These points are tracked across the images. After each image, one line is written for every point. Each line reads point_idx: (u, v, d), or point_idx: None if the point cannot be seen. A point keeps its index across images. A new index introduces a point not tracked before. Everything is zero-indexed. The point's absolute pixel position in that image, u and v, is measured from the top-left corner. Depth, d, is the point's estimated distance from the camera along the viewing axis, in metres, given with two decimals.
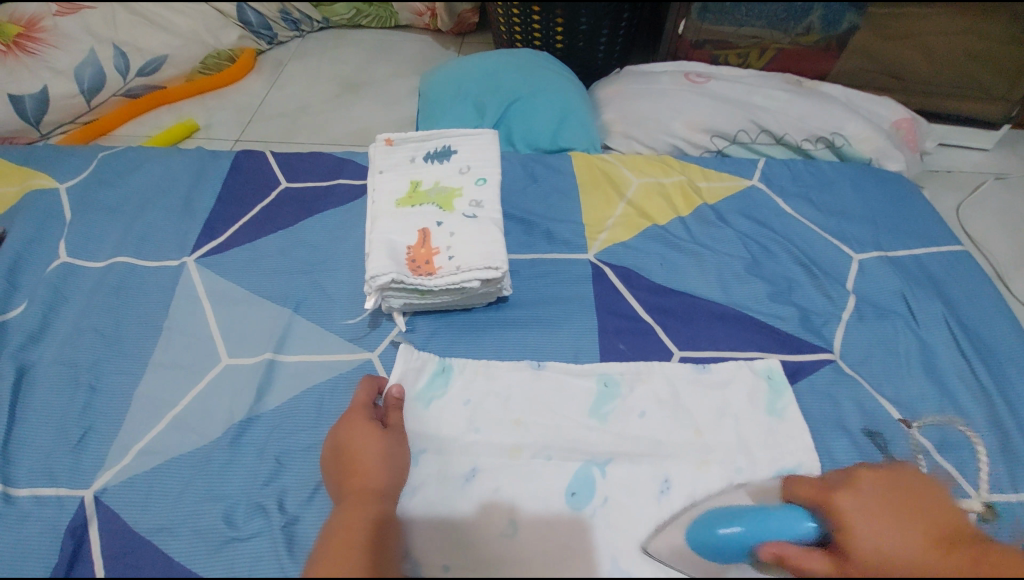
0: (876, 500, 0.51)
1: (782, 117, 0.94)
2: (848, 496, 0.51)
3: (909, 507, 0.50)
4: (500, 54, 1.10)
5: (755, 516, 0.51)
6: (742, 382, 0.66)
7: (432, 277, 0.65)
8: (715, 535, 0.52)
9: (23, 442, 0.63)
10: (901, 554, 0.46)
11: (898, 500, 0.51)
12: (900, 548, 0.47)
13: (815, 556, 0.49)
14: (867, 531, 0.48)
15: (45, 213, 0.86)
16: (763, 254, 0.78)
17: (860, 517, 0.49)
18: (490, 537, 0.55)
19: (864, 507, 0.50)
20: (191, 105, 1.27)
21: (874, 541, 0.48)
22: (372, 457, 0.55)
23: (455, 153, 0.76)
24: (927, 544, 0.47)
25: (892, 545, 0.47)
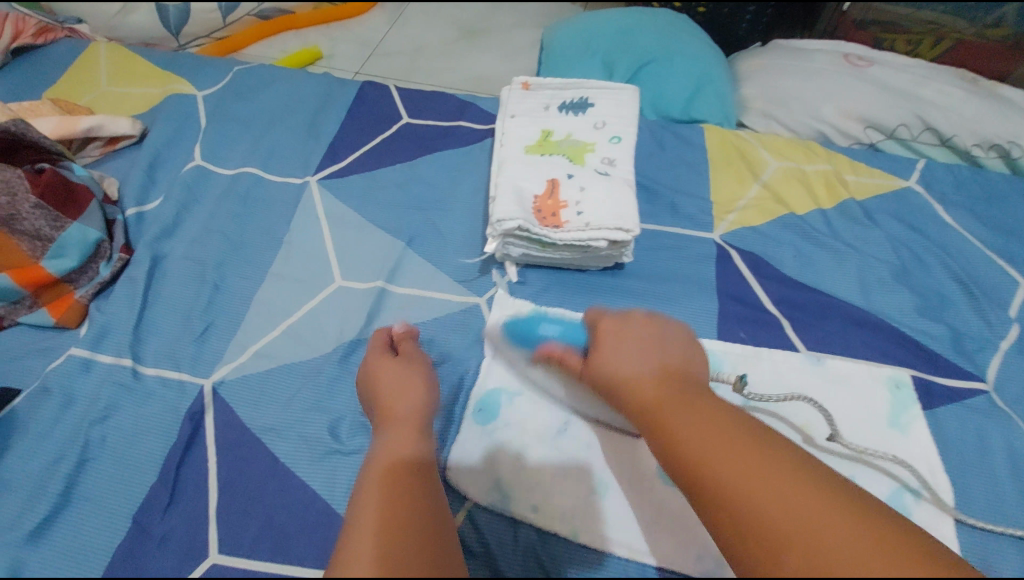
0: (636, 332, 0.50)
1: (952, 115, 0.82)
2: (612, 324, 0.51)
3: (670, 348, 0.49)
4: (636, 12, 1.04)
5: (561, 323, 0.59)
6: (856, 383, 0.60)
7: (557, 231, 0.62)
8: (535, 329, 0.60)
9: (153, 326, 0.67)
10: (631, 375, 0.46)
11: (650, 341, 0.49)
12: (629, 371, 0.47)
13: (572, 354, 0.55)
14: (614, 357, 0.48)
15: (183, 116, 0.90)
16: (913, 263, 0.70)
17: (615, 340, 0.49)
18: (580, 496, 0.54)
19: (623, 342, 0.49)
20: (316, 33, 1.28)
21: (615, 368, 0.47)
22: (399, 392, 0.52)
23: (593, 107, 0.73)
24: (652, 372, 0.46)
25: (628, 368, 0.47)
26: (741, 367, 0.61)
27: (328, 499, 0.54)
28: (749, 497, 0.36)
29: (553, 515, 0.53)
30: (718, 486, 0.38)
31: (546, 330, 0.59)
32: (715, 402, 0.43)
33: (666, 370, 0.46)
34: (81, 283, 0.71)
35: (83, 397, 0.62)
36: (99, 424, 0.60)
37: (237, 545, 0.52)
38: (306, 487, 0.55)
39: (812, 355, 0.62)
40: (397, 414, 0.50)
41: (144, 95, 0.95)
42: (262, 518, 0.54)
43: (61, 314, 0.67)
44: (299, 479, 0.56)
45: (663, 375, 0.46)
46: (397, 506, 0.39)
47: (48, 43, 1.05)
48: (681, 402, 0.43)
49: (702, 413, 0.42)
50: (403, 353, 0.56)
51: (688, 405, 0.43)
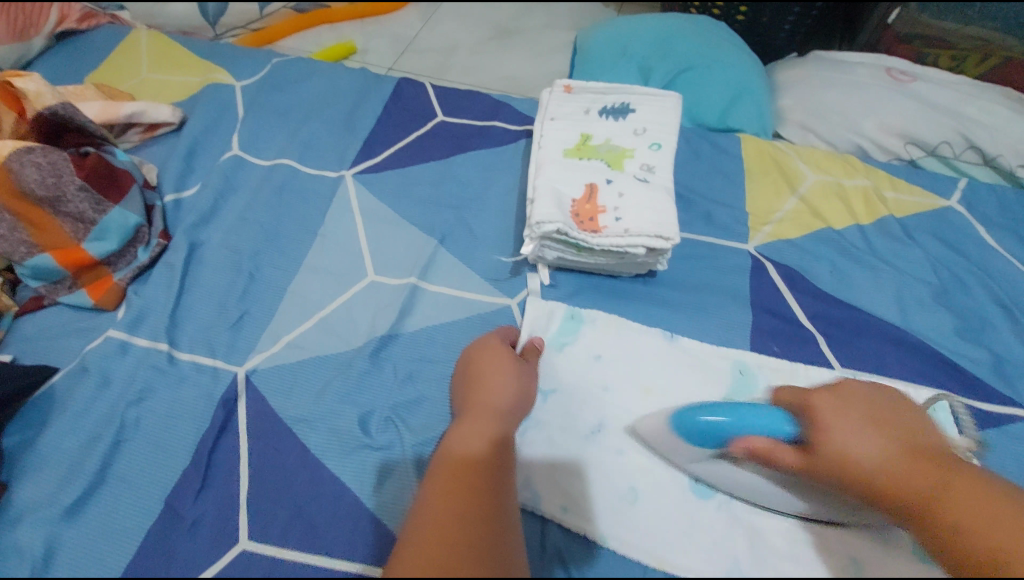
0: (855, 405, 0.50)
1: (998, 134, 0.81)
2: (825, 403, 0.50)
3: (877, 409, 0.51)
4: (675, 18, 1.03)
5: (735, 411, 0.48)
6: None
7: (595, 236, 0.62)
8: (694, 421, 0.49)
9: (189, 312, 0.68)
10: (874, 459, 0.47)
11: (878, 415, 0.50)
12: (875, 455, 0.47)
13: (784, 450, 0.47)
14: (844, 436, 0.48)
15: (222, 105, 0.91)
16: (953, 284, 0.69)
17: (839, 416, 0.49)
18: (608, 501, 0.53)
19: (839, 412, 0.49)
20: (351, 28, 1.29)
21: (845, 446, 0.47)
22: (503, 387, 0.53)
23: (633, 112, 0.72)
24: (891, 449, 0.48)
25: (864, 448, 0.47)
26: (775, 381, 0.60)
27: (357, 493, 0.55)
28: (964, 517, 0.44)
29: (582, 517, 0.52)
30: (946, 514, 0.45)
31: (713, 421, 0.48)
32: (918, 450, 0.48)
33: (911, 447, 0.48)
34: (119, 266, 0.72)
35: (119, 378, 0.63)
36: (134, 406, 0.61)
37: (266, 533, 0.53)
38: (335, 479, 0.56)
39: (849, 373, 0.61)
40: (482, 402, 0.52)
41: (183, 82, 0.97)
42: (292, 508, 0.54)
43: (100, 296, 0.69)
44: (329, 471, 0.56)
45: (905, 451, 0.48)
46: (454, 497, 0.41)
47: (91, 28, 1.07)
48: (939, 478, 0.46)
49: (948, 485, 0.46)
50: (499, 346, 0.58)
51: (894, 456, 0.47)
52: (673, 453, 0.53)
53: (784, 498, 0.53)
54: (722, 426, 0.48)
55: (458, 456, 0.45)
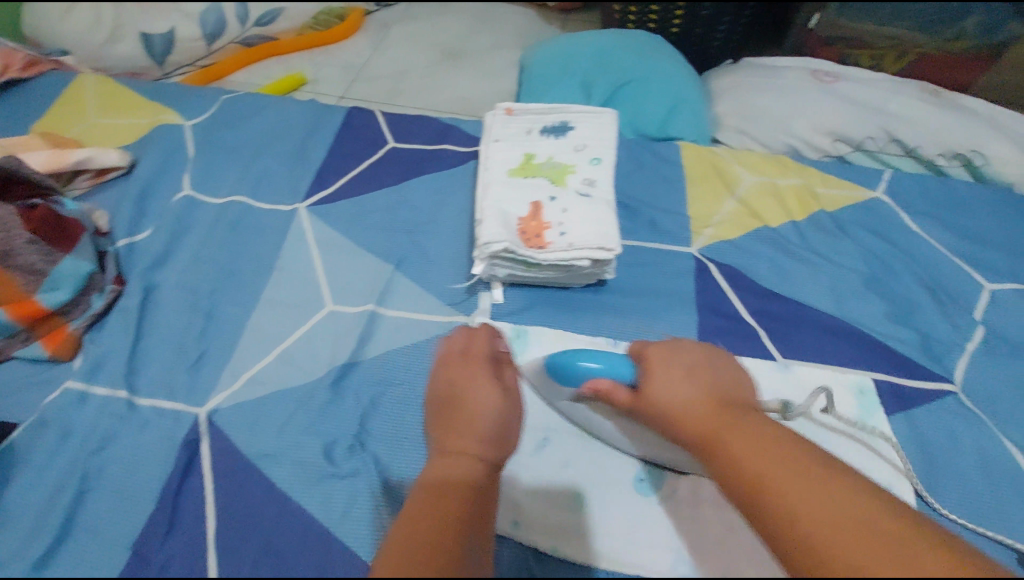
0: (678, 358, 0.55)
1: (916, 127, 0.87)
2: (661, 352, 0.55)
3: (728, 384, 0.54)
4: (614, 34, 1.07)
5: (599, 356, 0.57)
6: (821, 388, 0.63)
7: (541, 252, 0.64)
8: (576, 365, 0.57)
9: (147, 357, 0.68)
10: (682, 406, 0.51)
11: (698, 368, 0.54)
12: (689, 404, 0.51)
13: (620, 389, 0.55)
14: (664, 382, 0.53)
15: (171, 146, 0.91)
16: (883, 271, 0.73)
17: (661, 364, 0.54)
18: (557, 508, 0.56)
19: (669, 366, 0.54)
20: (300, 59, 1.31)
21: (671, 395, 0.52)
22: (484, 404, 0.53)
23: (572, 130, 0.75)
24: (704, 398, 0.51)
25: (680, 395, 0.51)
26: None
27: (326, 523, 0.56)
28: (790, 498, 0.43)
29: (532, 528, 0.55)
30: (775, 502, 0.43)
31: (589, 366, 0.56)
32: (830, 458, 0.46)
33: (720, 400, 0.51)
34: (74, 315, 0.71)
35: (79, 429, 0.62)
36: (96, 455, 0.60)
37: (235, 572, 0.53)
38: (303, 510, 0.56)
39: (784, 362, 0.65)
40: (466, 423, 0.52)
41: (131, 126, 0.97)
42: (261, 543, 0.54)
43: (55, 346, 0.68)
44: (297, 504, 0.57)
45: (716, 401, 0.51)
46: (418, 508, 0.45)
47: (34, 76, 1.06)
48: (730, 427, 0.48)
49: (748, 432, 0.48)
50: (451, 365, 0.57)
51: (798, 449, 0.46)
52: (546, 393, 0.61)
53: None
54: (569, 362, 0.57)
55: (434, 478, 0.48)
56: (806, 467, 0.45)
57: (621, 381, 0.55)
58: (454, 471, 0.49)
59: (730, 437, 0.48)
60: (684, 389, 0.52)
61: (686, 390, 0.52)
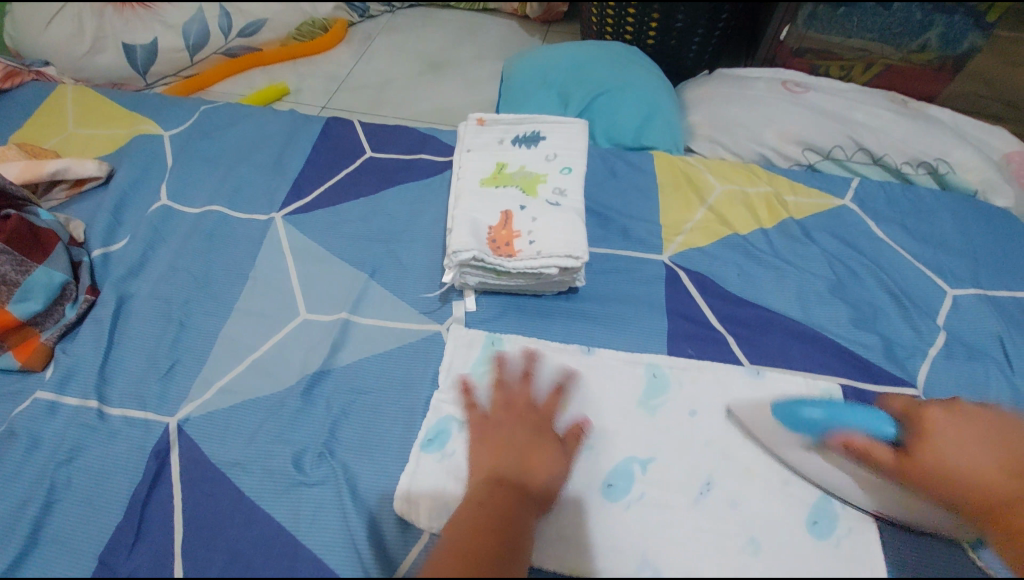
0: (974, 429, 0.56)
1: (883, 136, 0.90)
2: (941, 414, 0.57)
3: (995, 436, 0.55)
4: (590, 44, 1.09)
5: (833, 408, 0.58)
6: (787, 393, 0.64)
7: (511, 260, 0.65)
8: (801, 414, 0.59)
9: (118, 367, 0.68)
10: (987, 472, 0.52)
11: (998, 435, 0.55)
12: (980, 469, 0.53)
13: (881, 447, 0.56)
14: (954, 449, 0.54)
15: (149, 156, 0.92)
16: (848, 277, 0.75)
17: (948, 434, 0.55)
18: None
19: (958, 429, 0.56)
20: (283, 69, 1.33)
21: (961, 459, 0.53)
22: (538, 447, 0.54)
23: (544, 140, 0.76)
24: (998, 468, 0.53)
25: (969, 461, 0.53)
26: (682, 384, 0.65)
27: (293, 531, 0.56)
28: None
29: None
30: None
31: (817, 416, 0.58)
32: None
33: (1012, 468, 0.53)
34: (46, 325, 0.71)
35: (48, 439, 0.62)
36: (64, 466, 0.60)
37: None
38: (270, 518, 0.57)
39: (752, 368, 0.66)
40: (521, 418, 0.57)
41: (110, 136, 0.97)
42: (227, 553, 0.54)
43: (26, 357, 0.68)
44: (264, 512, 0.57)
45: (1012, 472, 0.52)
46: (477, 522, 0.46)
47: (14, 87, 1.07)
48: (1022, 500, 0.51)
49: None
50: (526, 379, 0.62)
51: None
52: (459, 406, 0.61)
53: (690, 490, 0.58)
54: (830, 417, 0.57)
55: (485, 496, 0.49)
56: None
57: (880, 439, 0.57)
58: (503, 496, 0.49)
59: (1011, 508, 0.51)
60: (978, 456, 0.53)
61: (979, 457, 0.53)
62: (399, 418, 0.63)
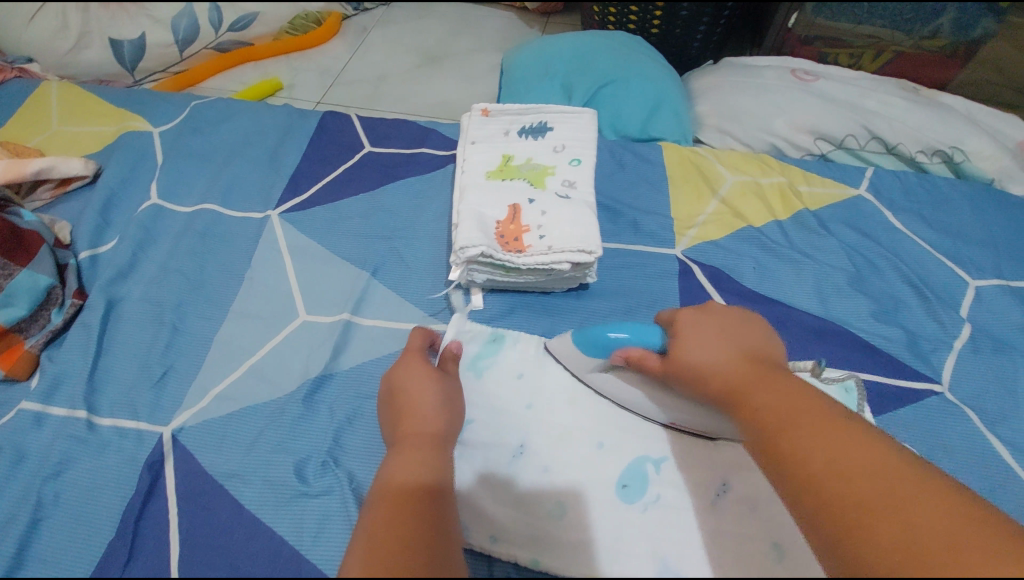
0: (715, 320, 0.51)
1: (896, 124, 0.87)
2: (693, 316, 0.52)
3: (753, 342, 0.50)
4: (594, 35, 1.06)
5: (632, 327, 0.55)
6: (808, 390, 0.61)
7: (521, 256, 0.62)
8: (603, 337, 0.56)
9: (108, 374, 0.65)
10: (717, 365, 0.47)
11: (734, 332, 0.50)
12: (719, 362, 0.47)
13: (654, 356, 0.52)
14: (693, 345, 0.49)
15: (138, 154, 0.88)
16: (868, 269, 0.72)
17: (691, 328, 0.51)
18: (538, 519, 0.53)
19: (706, 326, 0.51)
20: (275, 64, 1.28)
21: (699, 355, 0.48)
22: (428, 406, 0.52)
23: (551, 131, 0.73)
24: (740, 360, 0.48)
25: (710, 357, 0.48)
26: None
27: (297, 546, 0.53)
28: (814, 437, 0.41)
29: (510, 543, 0.52)
30: (787, 443, 0.41)
31: (616, 336, 0.55)
32: (826, 402, 0.44)
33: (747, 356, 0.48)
34: (32, 331, 0.67)
35: (35, 453, 0.59)
36: (52, 481, 0.57)
37: None
38: (273, 532, 0.53)
39: None
40: (416, 425, 0.51)
41: (97, 134, 0.93)
42: (227, 570, 0.51)
43: (10, 366, 0.64)
44: (266, 526, 0.54)
45: (751, 363, 0.48)
46: (380, 511, 0.42)
47: None
48: (765, 386, 0.45)
49: (777, 383, 0.45)
50: (421, 362, 0.57)
51: (823, 406, 0.43)
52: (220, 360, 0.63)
53: (706, 490, 0.55)
54: None
55: (390, 481, 0.45)
56: (820, 415, 0.42)
57: (651, 348, 0.54)
58: (413, 471, 0.45)
59: (764, 398, 0.44)
60: (718, 354, 0.48)
61: (720, 355, 0.48)
62: None
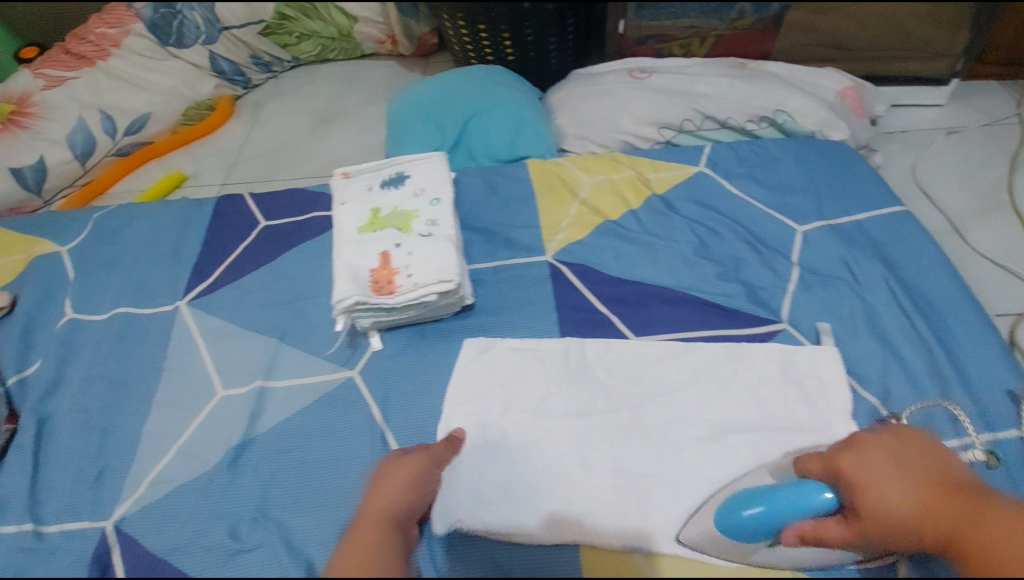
0: (882, 450, 0.56)
1: (723, 101, 0.99)
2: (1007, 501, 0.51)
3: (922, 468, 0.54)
4: (450, 73, 1.15)
5: (768, 499, 0.55)
6: (670, 359, 0.71)
7: (394, 296, 0.71)
8: (739, 517, 0.56)
9: (49, 486, 0.70)
10: (906, 498, 0.52)
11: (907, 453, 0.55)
12: (904, 497, 0.52)
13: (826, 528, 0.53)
14: (878, 487, 0.52)
15: (51, 275, 0.94)
16: (711, 237, 0.82)
17: (868, 475, 0.53)
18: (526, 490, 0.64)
19: (873, 455, 0.55)
20: (178, 156, 1.37)
21: (890, 500, 0.52)
22: (394, 489, 0.59)
23: (409, 178, 0.82)
24: (918, 489, 0.52)
25: (895, 492, 0.52)
26: (559, 376, 0.72)
27: None
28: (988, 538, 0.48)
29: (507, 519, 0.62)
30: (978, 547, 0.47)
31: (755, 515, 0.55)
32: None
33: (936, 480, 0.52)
34: None
35: None
36: None
37: None
38: None
39: (628, 333, 0.75)
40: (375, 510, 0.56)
41: (8, 264, 0.98)
42: None
43: None
44: None
45: (937, 492, 0.52)
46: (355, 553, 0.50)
47: None
48: (969, 516, 0.49)
49: (991, 518, 0.49)
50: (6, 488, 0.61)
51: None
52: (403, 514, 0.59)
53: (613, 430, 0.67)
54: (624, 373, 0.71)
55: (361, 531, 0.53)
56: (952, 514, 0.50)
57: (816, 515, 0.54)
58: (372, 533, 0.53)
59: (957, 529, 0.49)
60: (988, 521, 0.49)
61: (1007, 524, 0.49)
62: (325, 466, 0.67)
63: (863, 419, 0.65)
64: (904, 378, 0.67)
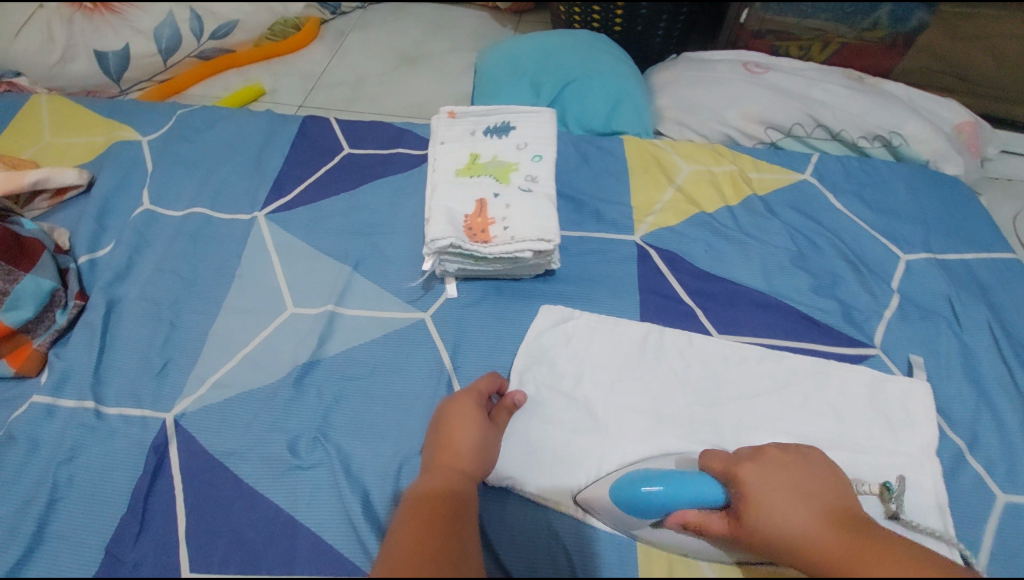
0: (778, 472, 0.52)
1: (840, 112, 0.94)
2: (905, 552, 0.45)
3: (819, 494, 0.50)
4: (555, 33, 1.11)
5: (674, 482, 0.54)
6: (752, 363, 0.68)
7: (486, 246, 0.69)
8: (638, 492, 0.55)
9: (112, 369, 0.70)
10: (797, 524, 0.48)
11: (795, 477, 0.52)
12: (796, 521, 0.48)
13: (714, 517, 0.52)
14: (767, 504, 0.49)
15: (130, 163, 0.93)
16: (809, 248, 0.79)
17: (763, 491, 0.50)
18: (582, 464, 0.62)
19: (766, 479, 0.51)
20: (258, 69, 1.33)
21: (777, 518, 0.48)
22: (466, 449, 0.57)
23: (514, 130, 0.79)
24: (815, 517, 0.48)
25: (784, 514, 0.49)
26: (635, 360, 0.69)
27: (291, 512, 0.59)
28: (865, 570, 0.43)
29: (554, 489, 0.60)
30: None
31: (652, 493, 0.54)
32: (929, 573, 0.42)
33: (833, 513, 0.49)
34: (38, 331, 0.72)
35: (48, 441, 0.64)
36: (67, 464, 0.63)
37: (207, 564, 0.56)
38: (268, 501, 0.60)
39: (710, 330, 0.72)
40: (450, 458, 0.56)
41: (88, 144, 0.97)
42: (229, 535, 0.58)
43: (21, 364, 0.69)
44: (263, 496, 0.60)
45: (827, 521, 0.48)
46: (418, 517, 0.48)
47: None
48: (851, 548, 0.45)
49: (890, 562, 0.43)
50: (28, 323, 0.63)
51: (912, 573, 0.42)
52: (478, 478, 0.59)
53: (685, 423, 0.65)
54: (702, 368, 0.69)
55: (426, 494, 0.51)
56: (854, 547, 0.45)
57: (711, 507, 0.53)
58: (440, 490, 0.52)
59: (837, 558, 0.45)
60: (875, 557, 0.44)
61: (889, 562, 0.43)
62: (389, 402, 0.66)
63: (947, 461, 0.62)
64: (995, 429, 0.64)
